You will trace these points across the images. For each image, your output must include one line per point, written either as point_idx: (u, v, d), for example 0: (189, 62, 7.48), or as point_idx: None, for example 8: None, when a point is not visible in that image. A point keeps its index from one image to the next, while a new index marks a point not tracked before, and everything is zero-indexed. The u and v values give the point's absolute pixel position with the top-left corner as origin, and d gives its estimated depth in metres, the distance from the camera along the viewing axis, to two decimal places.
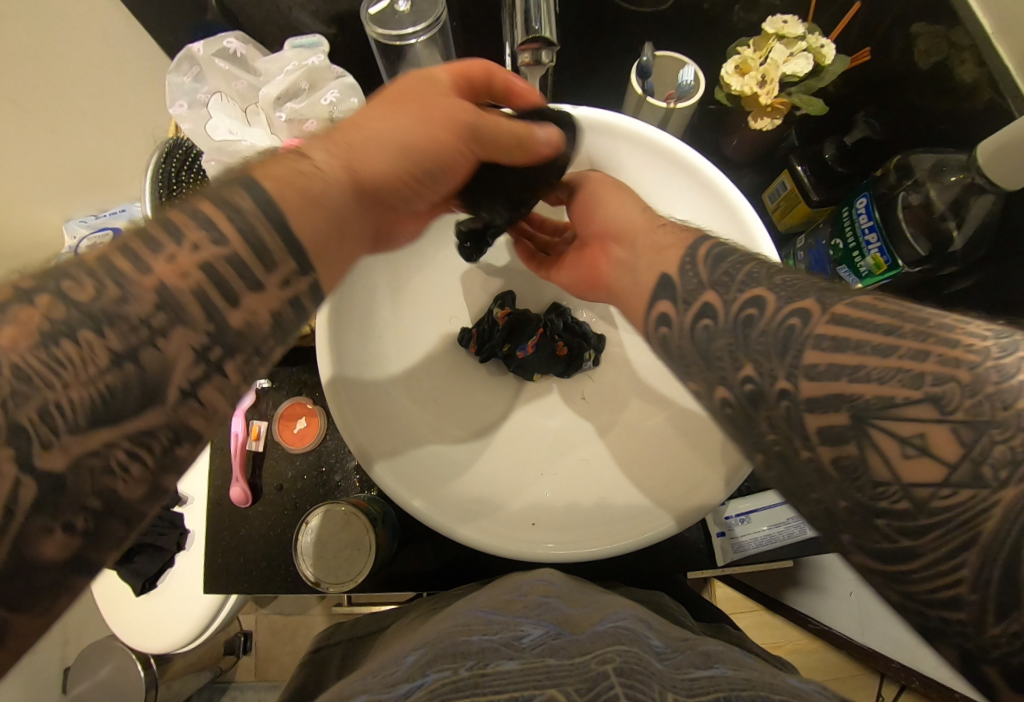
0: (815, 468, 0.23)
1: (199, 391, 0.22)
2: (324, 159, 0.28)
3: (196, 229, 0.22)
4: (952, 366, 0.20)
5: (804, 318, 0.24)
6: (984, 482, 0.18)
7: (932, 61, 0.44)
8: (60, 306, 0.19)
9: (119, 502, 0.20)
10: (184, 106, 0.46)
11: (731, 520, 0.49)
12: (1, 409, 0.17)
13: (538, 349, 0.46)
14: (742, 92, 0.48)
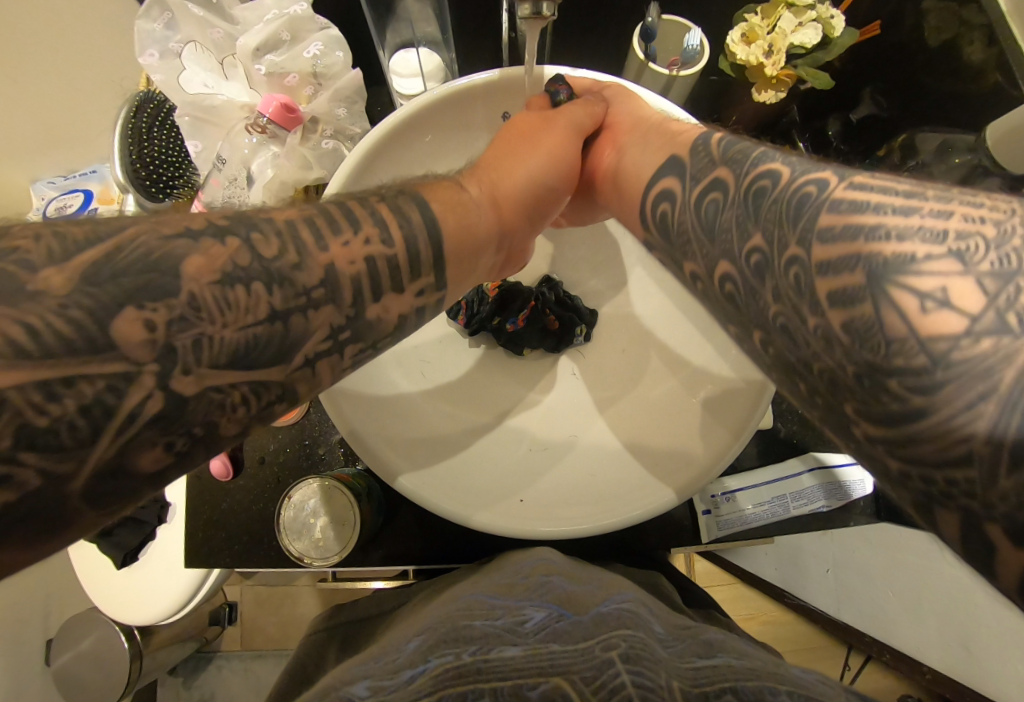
0: (820, 334, 0.19)
1: (317, 362, 0.25)
2: (477, 190, 0.36)
3: (372, 227, 0.26)
4: (979, 221, 0.17)
5: (822, 185, 0.21)
6: (1009, 329, 0.15)
7: (942, 39, 0.43)
8: (244, 253, 0.22)
9: (218, 433, 0.22)
10: (155, 56, 0.43)
11: (716, 497, 0.49)
12: (165, 333, 0.20)
13: (529, 323, 0.46)
14: (747, 62, 0.46)
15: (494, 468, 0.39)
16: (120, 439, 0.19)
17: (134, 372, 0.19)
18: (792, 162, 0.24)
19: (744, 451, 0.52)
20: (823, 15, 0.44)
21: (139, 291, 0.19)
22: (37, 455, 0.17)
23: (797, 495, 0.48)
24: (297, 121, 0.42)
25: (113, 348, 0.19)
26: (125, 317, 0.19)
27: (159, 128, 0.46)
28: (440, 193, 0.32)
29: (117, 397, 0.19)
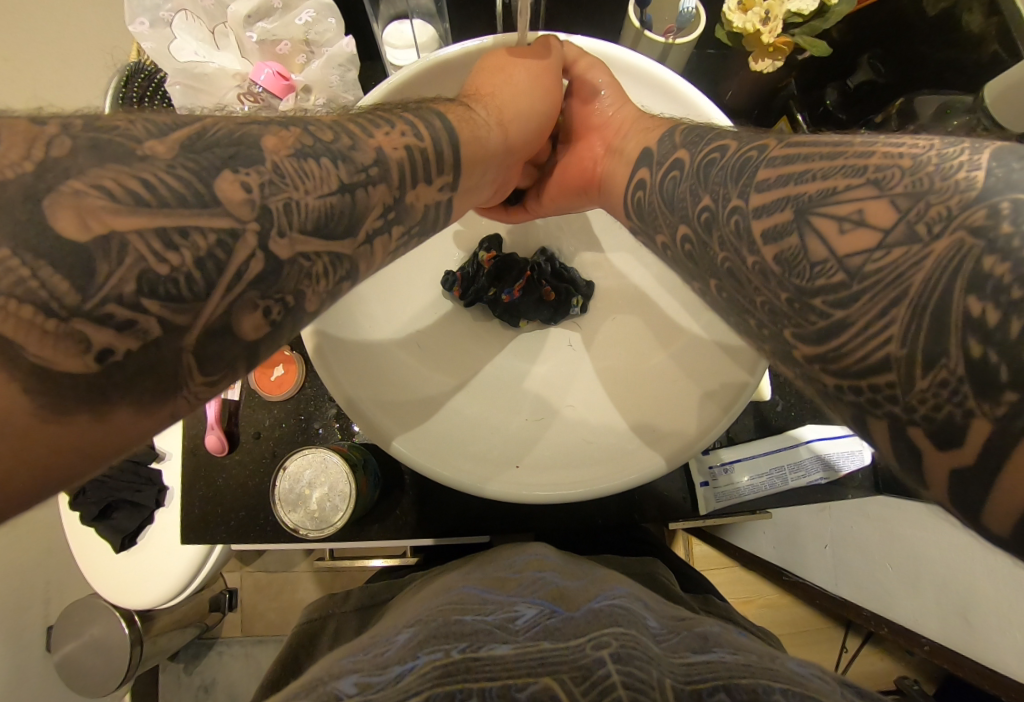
0: (758, 270, 0.22)
1: (374, 239, 0.25)
2: (487, 113, 0.38)
3: (403, 123, 0.28)
4: (896, 159, 0.19)
5: (762, 150, 0.25)
6: (916, 239, 0.17)
7: (941, 7, 0.42)
8: (307, 137, 0.23)
9: (302, 309, 0.22)
10: (145, 24, 0.42)
11: (714, 469, 0.49)
12: (261, 195, 0.20)
13: (525, 293, 0.45)
14: (744, 29, 0.45)
15: (484, 435, 0.39)
16: (231, 295, 0.19)
17: (238, 230, 0.19)
18: (745, 137, 0.27)
19: (741, 422, 0.53)
20: None
21: (233, 159, 0.20)
22: (156, 303, 0.17)
23: (794, 467, 0.48)
24: (291, 90, 0.43)
25: (217, 206, 0.18)
26: (224, 179, 0.19)
27: (150, 99, 0.46)
28: (454, 109, 0.35)
29: (225, 254, 0.18)
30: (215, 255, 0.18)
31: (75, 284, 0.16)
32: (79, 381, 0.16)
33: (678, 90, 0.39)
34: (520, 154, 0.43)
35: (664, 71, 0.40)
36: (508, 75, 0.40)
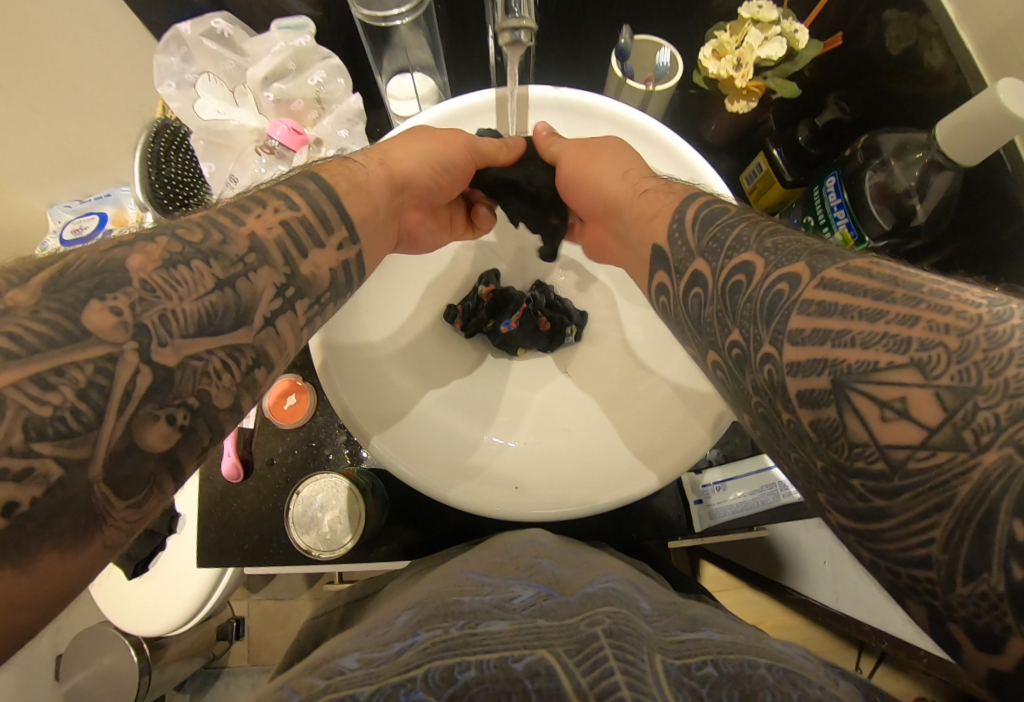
0: (795, 430, 0.22)
1: (275, 320, 0.28)
2: (365, 158, 0.40)
3: (275, 199, 0.31)
4: (941, 331, 0.19)
5: (793, 283, 0.23)
6: (963, 445, 0.17)
7: (903, 47, 0.46)
8: (175, 245, 0.25)
9: (210, 405, 0.25)
10: (172, 87, 0.47)
11: (707, 488, 0.52)
12: (132, 314, 0.23)
13: (522, 324, 0.48)
14: (717, 76, 0.49)
15: (471, 446, 0.42)
16: (124, 418, 0.21)
17: (115, 353, 0.22)
18: (768, 254, 0.25)
19: (735, 444, 0.55)
20: (787, 30, 0.47)
21: (98, 288, 0.22)
22: (49, 444, 0.19)
23: (786, 485, 0.50)
24: (303, 143, 0.47)
25: (89, 336, 0.21)
26: (93, 310, 0.22)
27: (176, 151, 0.50)
28: (327, 166, 0.37)
29: (108, 379, 0.21)
30: (101, 378, 0.21)
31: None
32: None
33: (675, 149, 0.44)
34: (415, 197, 0.44)
35: (662, 129, 0.44)
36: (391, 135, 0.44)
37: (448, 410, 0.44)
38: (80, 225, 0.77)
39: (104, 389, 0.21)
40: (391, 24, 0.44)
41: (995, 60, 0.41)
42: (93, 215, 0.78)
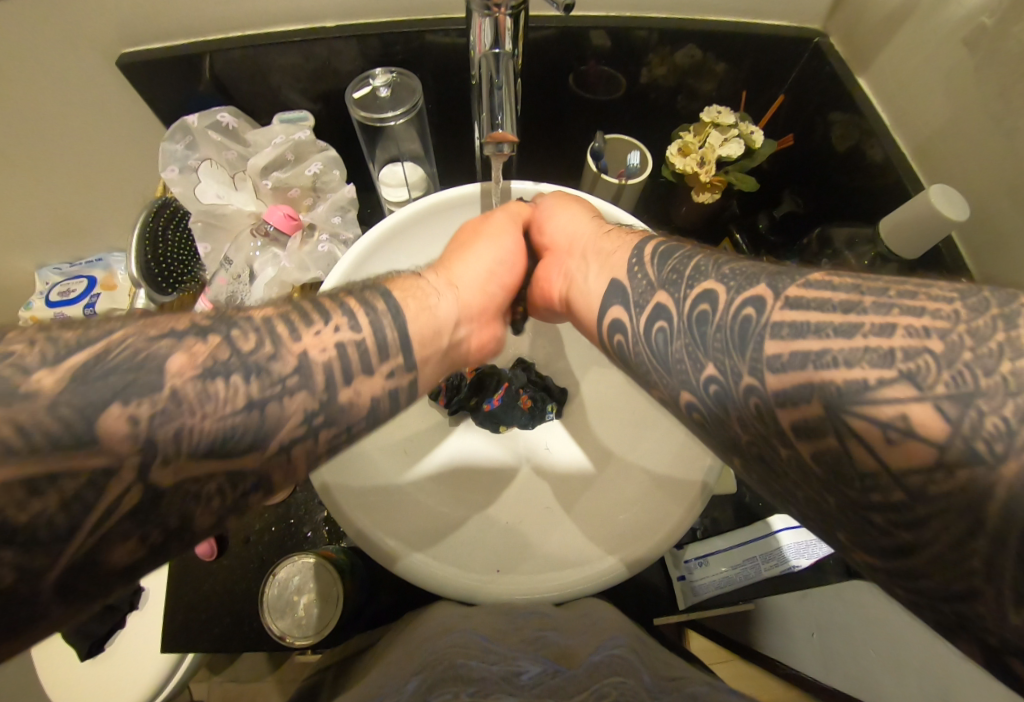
0: (795, 464, 0.24)
1: (291, 448, 0.29)
2: (435, 281, 0.41)
3: (340, 316, 0.33)
4: (921, 336, 0.21)
5: (758, 307, 0.26)
6: (979, 458, 0.18)
7: (847, 145, 0.53)
8: (223, 350, 0.27)
9: (186, 526, 0.26)
10: (175, 171, 0.49)
11: (689, 563, 0.52)
12: (147, 425, 0.24)
13: (504, 401, 0.50)
14: (684, 170, 0.54)
15: (476, 543, 0.43)
16: (94, 536, 0.23)
17: (114, 467, 0.23)
18: (725, 281, 0.29)
19: (720, 518, 0.56)
20: (744, 132, 0.53)
21: (126, 389, 0.24)
22: (9, 553, 0.20)
23: (767, 557, 0.51)
24: (299, 227, 0.48)
25: (95, 442, 0.23)
26: (111, 415, 0.23)
27: (173, 231, 0.53)
28: (402, 285, 0.38)
29: (95, 494, 0.22)
30: (88, 492, 0.22)
31: None
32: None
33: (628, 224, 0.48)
34: (485, 314, 0.44)
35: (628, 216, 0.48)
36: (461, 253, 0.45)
37: (435, 494, 0.47)
38: (68, 288, 0.78)
39: (87, 503, 0.22)
40: (385, 125, 0.49)
41: (926, 164, 0.47)
42: (81, 278, 0.79)
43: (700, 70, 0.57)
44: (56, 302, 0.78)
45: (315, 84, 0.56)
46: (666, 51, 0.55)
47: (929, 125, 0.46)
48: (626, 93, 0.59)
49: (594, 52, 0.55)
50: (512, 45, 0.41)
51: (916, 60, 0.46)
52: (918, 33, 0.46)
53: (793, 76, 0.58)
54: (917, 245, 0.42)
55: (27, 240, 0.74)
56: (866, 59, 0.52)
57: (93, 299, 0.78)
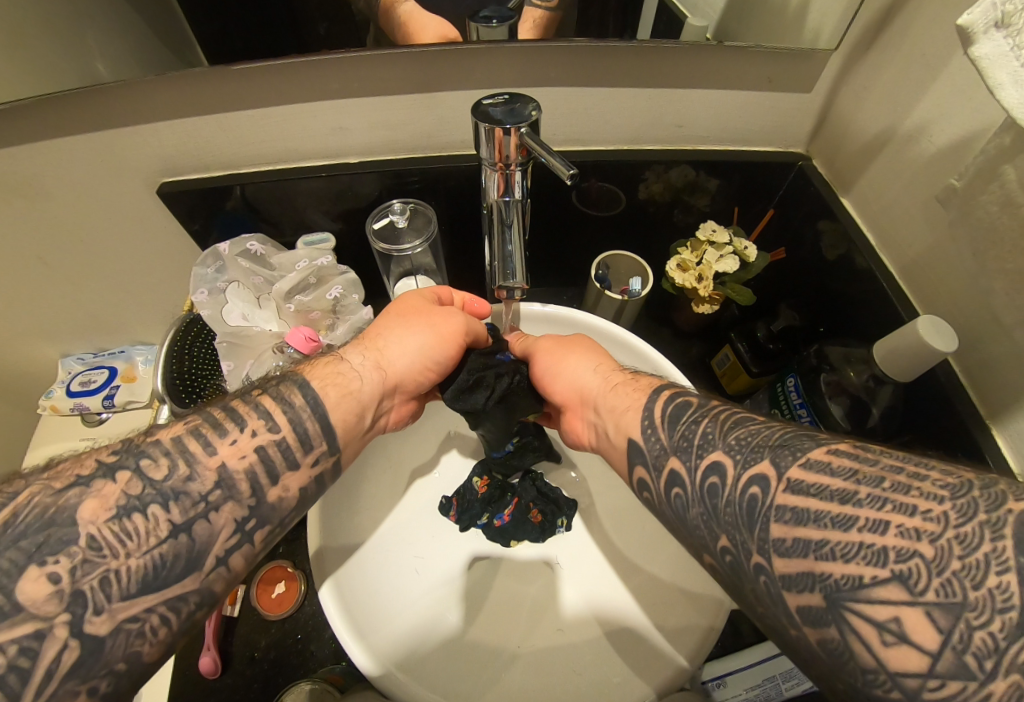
0: (807, 648, 0.25)
1: (229, 558, 0.30)
2: (361, 363, 0.40)
3: (255, 420, 0.33)
4: (913, 539, 0.23)
5: (764, 486, 0.28)
6: (970, 673, 0.20)
7: (839, 254, 0.55)
8: (135, 485, 0.28)
9: (137, 667, 0.26)
10: (204, 294, 0.52)
11: (709, 684, 0.52)
12: (70, 580, 0.24)
13: (514, 517, 0.54)
14: (683, 285, 0.57)
15: (481, 671, 0.45)
16: (41, 698, 0.23)
17: (45, 627, 0.23)
18: (733, 453, 0.31)
19: (742, 630, 0.54)
20: (738, 249, 0.56)
21: (42, 550, 0.24)
22: None
23: (787, 677, 0.49)
24: (319, 348, 0.50)
25: (21, 611, 0.23)
26: (30, 579, 0.24)
27: (200, 340, 0.55)
28: (321, 372, 0.38)
29: (53, 639, 0.23)
30: (24, 659, 0.23)
31: None
32: None
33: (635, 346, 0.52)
34: (403, 396, 0.44)
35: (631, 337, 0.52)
36: (388, 335, 0.43)
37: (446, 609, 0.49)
38: (89, 378, 0.81)
39: (24, 671, 0.22)
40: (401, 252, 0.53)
41: (912, 282, 0.48)
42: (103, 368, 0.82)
43: (695, 188, 0.61)
44: (76, 393, 0.80)
45: (336, 206, 0.61)
46: (660, 171, 0.59)
47: (909, 249, 0.48)
48: (626, 207, 0.63)
49: (595, 175, 0.59)
50: (521, 193, 0.44)
51: (892, 188, 0.49)
52: (892, 165, 0.49)
53: (780, 194, 0.62)
54: (909, 369, 0.42)
55: (58, 337, 0.77)
56: (848, 181, 0.55)
57: (112, 390, 0.80)
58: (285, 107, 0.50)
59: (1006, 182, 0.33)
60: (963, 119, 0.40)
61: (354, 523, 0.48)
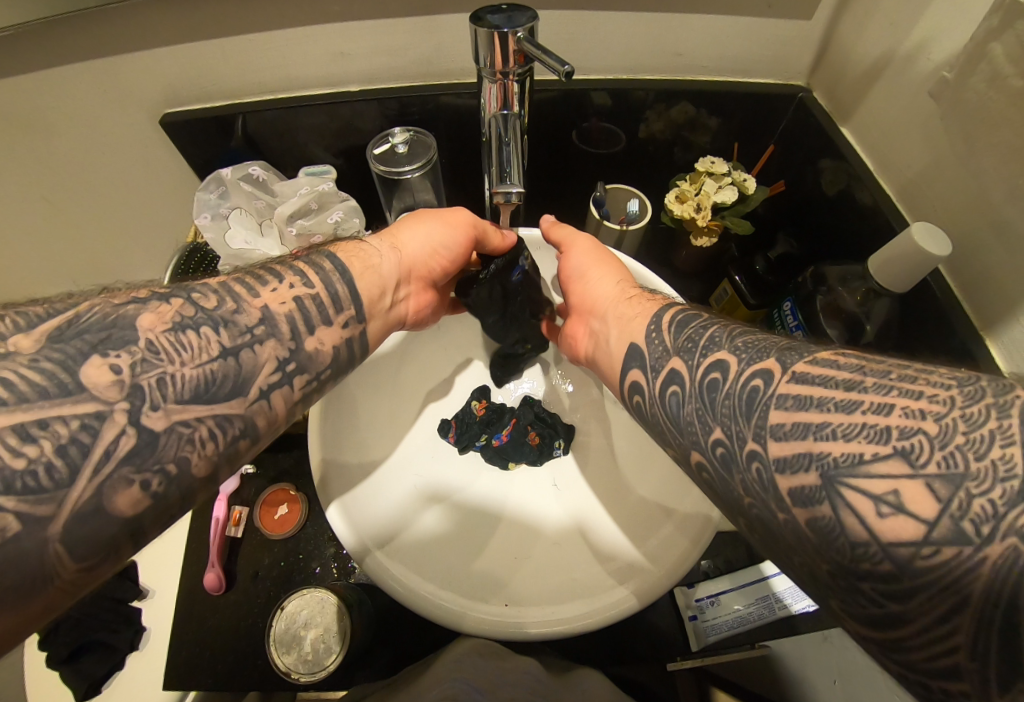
0: (792, 530, 0.25)
1: (270, 392, 0.34)
2: (378, 244, 0.44)
3: (292, 276, 0.37)
4: (917, 417, 0.22)
5: (767, 378, 0.28)
6: (966, 539, 0.20)
7: (839, 188, 0.55)
8: (188, 309, 0.32)
9: (186, 472, 0.30)
10: (208, 219, 0.52)
11: (701, 602, 0.52)
12: (129, 373, 0.28)
13: (512, 438, 0.55)
14: (682, 216, 0.57)
15: (479, 579, 0.45)
16: (99, 476, 0.26)
17: (105, 411, 0.27)
18: (738, 353, 0.30)
19: (732, 555, 0.56)
20: (736, 180, 0.56)
21: (103, 344, 0.29)
22: (15, 500, 0.24)
23: (781, 596, 0.50)
24: None
25: (83, 390, 0.27)
26: (93, 365, 0.28)
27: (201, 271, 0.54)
28: (346, 248, 0.42)
29: (89, 437, 0.26)
30: (75, 448, 0.26)
31: None
32: None
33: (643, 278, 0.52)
34: (422, 284, 0.48)
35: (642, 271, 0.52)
36: (405, 224, 0.47)
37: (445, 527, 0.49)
38: None
39: (82, 446, 0.26)
40: (401, 177, 0.54)
41: (909, 202, 0.49)
42: None
43: (695, 125, 0.61)
44: None
45: (337, 141, 0.61)
46: (662, 108, 0.59)
47: (907, 169, 0.48)
48: (626, 145, 0.64)
49: (595, 111, 0.60)
50: (519, 108, 0.45)
51: (891, 110, 0.49)
52: (891, 86, 0.49)
53: (781, 129, 0.62)
54: (904, 278, 0.42)
55: (60, 283, 0.78)
56: (847, 110, 0.55)
57: None
58: (285, 32, 0.51)
59: (994, 59, 0.35)
60: (962, 23, 0.40)
61: (357, 432, 0.49)
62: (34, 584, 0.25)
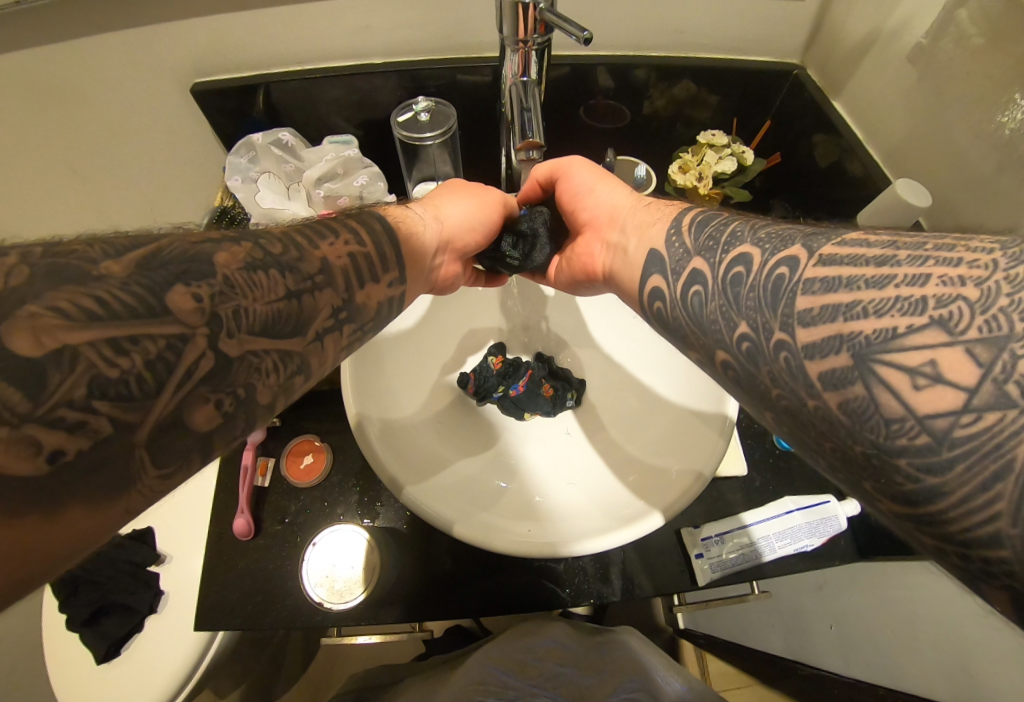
0: (824, 415, 0.25)
1: (323, 336, 0.34)
2: (423, 213, 0.47)
3: (348, 231, 0.37)
4: (955, 286, 0.22)
5: (792, 266, 0.28)
6: (1008, 401, 0.20)
7: (831, 161, 0.59)
8: (257, 251, 0.31)
9: (252, 397, 0.30)
10: (239, 180, 0.55)
11: (707, 540, 0.55)
12: (209, 304, 0.27)
13: (528, 388, 0.56)
14: (685, 185, 0.61)
15: (512, 510, 0.48)
16: (182, 393, 0.26)
17: (188, 335, 0.26)
18: (761, 245, 0.31)
19: (729, 499, 0.58)
20: (736, 150, 0.60)
21: (185, 275, 0.27)
22: (107, 404, 0.23)
23: (781, 535, 0.54)
24: None
25: (167, 315, 0.26)
26: (177, 292, 0.26)
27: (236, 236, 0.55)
28: (396, 214, 0.44)
29: (174, 355, 0.26)
30: (166, 357, 0.25)
31: (30, 395, 0.22)
32: (27, 482, 0.21)
33: None
34: (455, 250, 0.49)
35: None
36: (445, 194, 0.50)
37: (473, 461, 0.54)
38: None
39: (169, 363, 0.25)
40: (422, 143, 0.57)
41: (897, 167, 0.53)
42: None
43: (696, 101, 0.65)
44: None
45: (357, 113, 0.64)
46: (663, 87, 0.63)
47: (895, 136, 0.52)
48: (631, 122, 0.67)
49: (602, 89, 0.63)
50: (537, 73, 0.48)
51: (882, 82, 0.53)
52: (881, 59, 0.53)
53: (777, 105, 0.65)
54: (895, 230, 0.46)
55: None
56: (839, 85, 0.59)
57: None
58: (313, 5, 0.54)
59: None
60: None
61: (385, 382, 0.53)
62: (117, 486, 0.24)
